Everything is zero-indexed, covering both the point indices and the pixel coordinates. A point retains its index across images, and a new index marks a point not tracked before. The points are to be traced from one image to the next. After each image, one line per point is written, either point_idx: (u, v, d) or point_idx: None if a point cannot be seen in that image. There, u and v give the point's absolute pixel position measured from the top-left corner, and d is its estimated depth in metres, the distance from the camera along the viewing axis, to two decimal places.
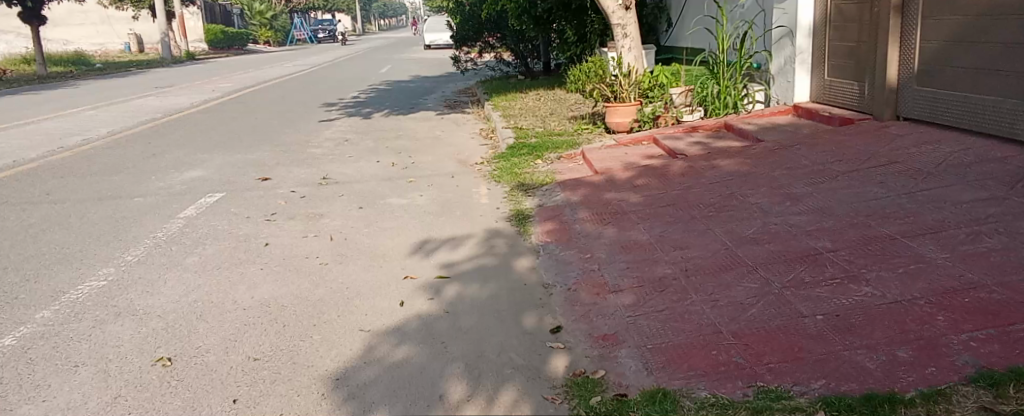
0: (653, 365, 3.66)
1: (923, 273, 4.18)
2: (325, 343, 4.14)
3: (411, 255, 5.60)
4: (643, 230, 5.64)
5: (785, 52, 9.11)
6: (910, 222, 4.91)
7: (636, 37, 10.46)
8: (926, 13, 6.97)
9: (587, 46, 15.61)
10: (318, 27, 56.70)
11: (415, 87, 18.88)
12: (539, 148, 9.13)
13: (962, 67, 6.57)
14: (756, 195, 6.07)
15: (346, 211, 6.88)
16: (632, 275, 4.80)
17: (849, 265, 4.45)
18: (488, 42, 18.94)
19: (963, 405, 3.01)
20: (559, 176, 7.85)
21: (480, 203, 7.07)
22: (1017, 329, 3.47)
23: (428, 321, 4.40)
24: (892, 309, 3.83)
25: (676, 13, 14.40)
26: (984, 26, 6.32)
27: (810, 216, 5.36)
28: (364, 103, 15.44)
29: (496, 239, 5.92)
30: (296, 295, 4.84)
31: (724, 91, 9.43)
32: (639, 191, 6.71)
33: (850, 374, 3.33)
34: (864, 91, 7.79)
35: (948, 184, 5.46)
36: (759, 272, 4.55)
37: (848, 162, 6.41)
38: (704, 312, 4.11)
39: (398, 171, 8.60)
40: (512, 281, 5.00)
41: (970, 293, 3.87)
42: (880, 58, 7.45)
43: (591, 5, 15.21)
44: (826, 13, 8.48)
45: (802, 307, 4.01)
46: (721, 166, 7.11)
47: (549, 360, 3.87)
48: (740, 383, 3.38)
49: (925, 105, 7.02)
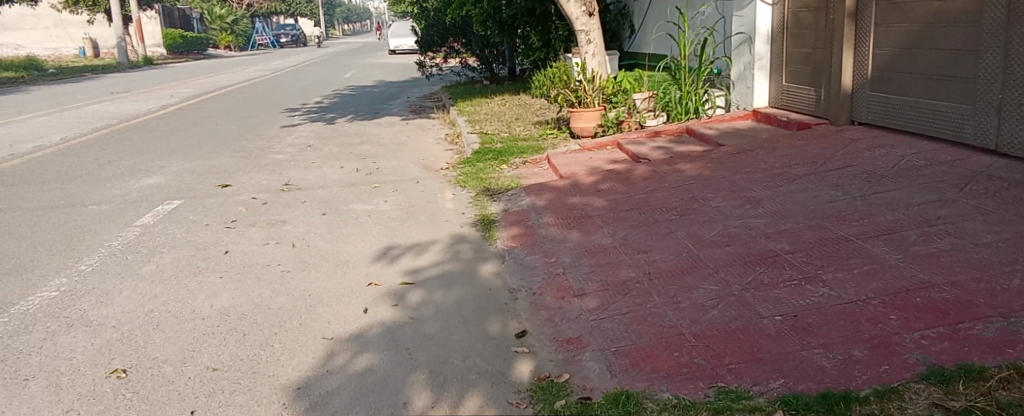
0: (617, 367, 3.69)
1: (877, 273, 4.28)
2: (286, 352, 4.10)
3: (375, 262, 5.58)
4: (607, 234, 5.69)
5: (744, 58, 9.26)
6: (864, 223, 5.03)
7: (599, 43, 10.56)
8: (878, 20, 7.15)
9: (552, 51, 15.67)
10: (280, 32, 56.19)
11: (379, 92, 18.79)
12: (504, 153, 9.15)
13: (912, 72, 6.75)
14: (717, 198, 6.16)
15: (308, 217, 6.83)
16: (596, 279, 4.84)
17: (807, 266, 4.54)
18: (453, 47, 18.88)
19: (915, 402, 3.08)
20: (524, 181, 7.87)
21: (446, 208, 7.07)
22: (966, 327, 3.57)
23: (392, 329, 4.38)
24: (847, 309, 3.92)
25: (639, 19, 14.52)
26: (932, 33, 6.51)
27: (769, 219, 5.45)
28: (326, 108, 15.32)
29: (461, 245, 5.92)
30: (258, 303, 4.78)
31: (686, 96, 9.61)
32: (603, 196, 6.77)
33: (807, 373, 3.39)
34: (821, 96, 7.95)
35: (901, 187, 5.60)
36: (720, 274, 4.62)
37: (805, 165, 6.54)
38: (667, 315, 4.17)
39: (361, 177, 8.55)
40: (477, 286, 5.01)
41: (922, 292, 3.97)
42: (835, 64, 7.62)
43: (556, 11, 15.27)
44: (783, 20, 8.66)
45: (762, 308, 4.08)
46: (683, 170, 7.20)
47: (514, 365, 3.89)
48: (701, 384, 3.42)
49: (879, 110, 7.20)
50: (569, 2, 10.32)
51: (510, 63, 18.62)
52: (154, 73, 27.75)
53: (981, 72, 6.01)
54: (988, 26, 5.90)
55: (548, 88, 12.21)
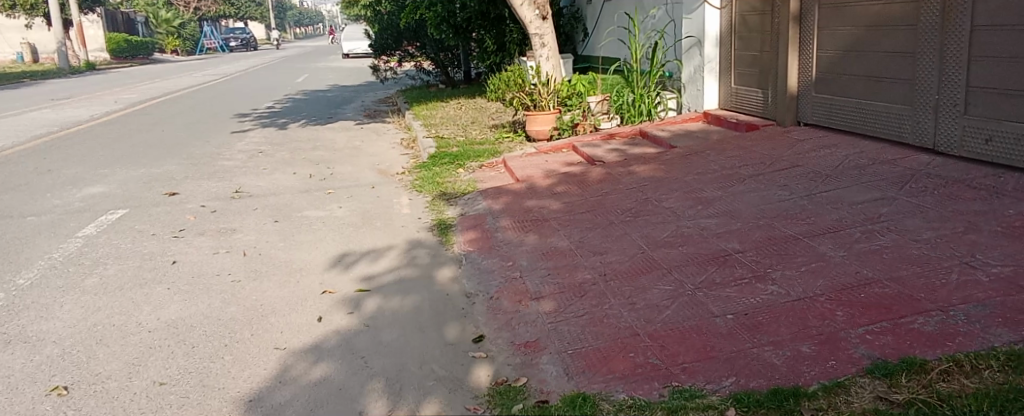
0: (573, 370, 3.71)
1: (823, 270, 4.39)
2: (237, 364, 4.04)
3: (329, 269, 5.52)
4: (564, 236, 5.72)
5: (695, 61, 9.42)
6: (811, 222, 5.15)
7: (553, 46, 10.62)
8: (821, 23, 7.34)
9: (507, 55, 15.62)
10: (229, 36, 55.34)
11: (332, 96, 18.60)
12: (461, 157, 9.14)
13: (855, 74, 6.94)
14: (670, 199, 6.24)
15: (260, 225, 6.73)
16: (553, 282, 4.86)
17: (757, 265, 4.63)
18: (407, 50, 18.73)
19: (861, 395, 3.16)
20: (480, 184, 7.88)
21: (402, 213, 7.03)
22: (908, 321, 3.68)
23: (347, 337, 4.34)
24: (795, 306, 4.02)
25: (593, 22, 14.61)
26: (872, 36, 6.70)
27: (720, 219, 5.54)
28: (278, 113, 15.10)
29: (418, 250, 5.90)
30: (206, 314, 4.70)
31: (639, 99, 9.66)
32: (559, 198, 6.81)
33: (758, 370, 3.46)
34: (768, 98, 8.13)
35: (846, 185, 5.75)
36: (673, 274, 4.68)
37: (755, 166, 6.67)
38: (622, 316, 4.21)
39: (315, 183, 8.46)
40: (434, 291, 5.00)
41: (866, 288, 4.08)
42: (781, 67, 7.81)
43: (510, 15, 15.24)
44: (731, 23, 8.82)
45: (714, 307, 4.15)
46: (637, 172, 7.28)
47: (472, 371, 3.89)
48: (656, 384, 3.47)
49: (824, 111, 7.39)
50: (522, 6, 10.38)
51: (465, 66, 18.58)
52: (98, 78, 27.06)
53: (917, 74, 6.20)
54: (923, 29, 6.09)
55: (503, 92, 12.22)
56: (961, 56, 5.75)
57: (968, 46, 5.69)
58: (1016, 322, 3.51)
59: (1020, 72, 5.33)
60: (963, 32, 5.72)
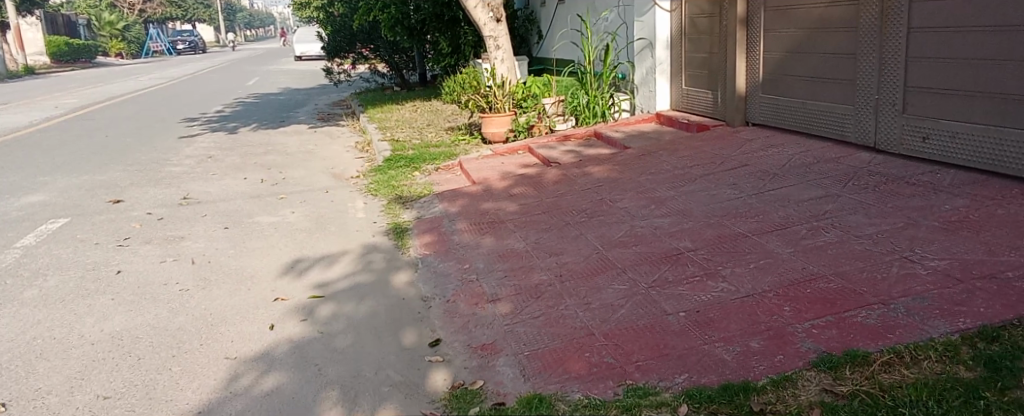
0: (530, 371, 3.73)
1: (771, 267, 4.48)
2: (186, 375, 3.97)
3: (282, 276, 5.45)
4: (519, 238, 5.74)
5: (646, 63, 9.55)
6: (759, 220, 5.26)
7: (507, 48, 10.66)
8: (767, 26, 7.50)
9: (462, 57, 15.66)
10: (177, 38, 54.22)
11: (285, 100, 18.35)
12: (416, 160, 9.11)
13: (800, 75, 7.11)
14: (624, 199, 6.31)
15: (209, 232, 6.62)
16: (509, 284, 4.87)
17: (708, 263, 4.70)
18: (361, 53, 18.48)
19: (808, 388, 3.24)
20: (437, 187, 7.87)
21: (357, 218, 6.98)
22: (852, 315, 3.78)
23: (301, 345, 4.30)
24: (745, 302, 4.10)
25: (546, 24, 14.72)
26: (814, 38, 6.87)
27: (672, 218, 5.63)
28: (227, 117, 14.85)
29: (373, 255, 5.86)
30: (153, 325, 4.60)
31: (594, 100, 9.76)
32: (515, 200, 6.83)
33: (709, 367, 3.52)
34: (718, 99, 8.27)
35: (792, 184, 5.88)
36: (628, 273, 4.74)
37: (705, 166, 6.78)
38: (578, 316, 4.25)
39: (266, 188, 8.34)
40: (390, 296, 4.97)
41: (812, 284, 4.18)
42: (729, 68, 7.96)
43: (464, 17, 15.38)
44: (681, 26, 8.95)
45: (666, 305, 4.21)
46: (592, 173, 7.35)
47: (428, 375, 3.89)
48: (611, 383, 3.50)
49: (771, 111, 7.55)
50: (476, 8, 10.40)
51: (420, 68, 18.52)
52: (37, 83, 26.25)
53: (858, 74, 6.37)
54: (862, 31, 6.26)
55: (458, 94, 12.19)
56: (899, 56, 5.93)
57: (906, 47, 5.87)
58: (953, 313, 3.62)
59: (954, 72, 5.52)
60: (901, 34, 5.90)
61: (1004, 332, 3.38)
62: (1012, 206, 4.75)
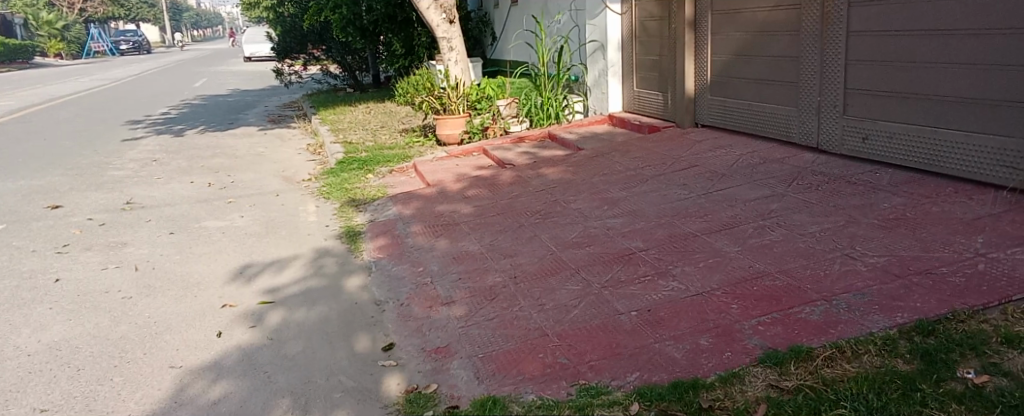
0: (483, 373, 3.74)
1: (719, 266, 4.57)
2: (128, 385, 3.88)
3: (230, 282, 5.36)
4: (474, 240, 5.74)
5: (599, 66, 9.65)
6: (708, 219, 5.35)
7: (461, 50, 10.65)
8: (714, 29, 7.63)
9: (416, 58, 15.59)
10: (121, 38, 52.86)
11: (233, 102, 18.04)
12: (370, 162, 9.04)
13: (746, 77, 7.25)
14: (577, 201, 6.36)
15: (153, 237, 6.47)
16: (463, 286, 4.87)
17: (659, 262, 4.77)
18: (312, 54, 18.34)
19: (755, 384, 3.31)
20: (391, 189, 7.82)
21: (309, 221, 6.90)
22: (797, 311, 3.87)
23: (250, 352, 4.24)
24: (694, 300, 4.17)
25: (500, 27, 14.76)
26: (759, 41, 7.01)
27: (624, 219, 5.69)
28: (173, 120, 14.54)
29: (325, 259, 5.81)
30: (94, 334, 4.49)
31: (547, 102, 9.79)
32: (469, 202, 6.84)
33: (660, 365, 3.57)
34: (668, 101, 8.39)
35: (740, 184, 6.00)
36: (581, 274, 4.78)
37: (656, 167, 6.88)
38: (532, 317, 4.27)
39: (214, 192, 8.19)
40: (343, 301, 4.93)
41: (759, 281, 4.27)
42: (679, 70, 8.07)
43: (417, 19, 15.34)
44: (631, 29, 9.06)
45: (619, 304, 4.26)
46: (546, 174, 7.39)
47: (381, 380, 3.87)
48: (564, 383, 3.53)
49: (720, 113, 7.70)
50: (429, 10, 10.37)
51: (373, 70, 18.42)
52: None
53: (801, 76, 6.53)
54: (804, 34, 6.42)
55: (412, 96, 12.12)
56: (840, 59, 6.10)
57: (846, 51, 6.05)
58: (892, 308, 3.74)
59: (892, 74, 5.69)
60: (841, 37, 6.07)
61: (939, 325, 3.50)
62: (947, 203, 4.92)
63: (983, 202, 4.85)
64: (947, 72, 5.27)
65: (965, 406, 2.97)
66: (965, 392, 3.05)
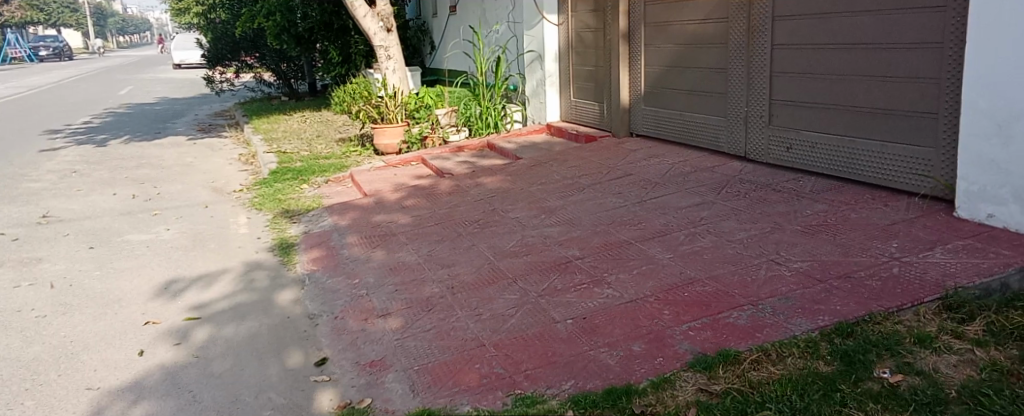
0: (419, 386, 3.71)
1: (653, 273, 4.64)
2: (41, 409, 3.75)
3: (155, 298, 5.21)
4: (411, 250, 5.70)
5: (537, 75, 9.72)
6: (641, 227, 5.44)
7: (399, 58, 10.59)
8: (648, 41, 7.78)
9: (353, 66, 15.54)
10: (41, 43, 50.88)
11: (161, 110, 17.56)
12: (305, 172, 8.91)
13: (677, 88, 7.41)
14: (515, 210, 6.39)
15: (71, 252, 6.25)
16: (399, 297, 4.83)
17: (595, 270, 4.83)
18: (245, 61, 17.92)
19: (685, 388, 3.37)
20: (326, 200, 7.71)
21: (238, 233, 6.75)
22: (725, 316, 3.96)
23: (174, 371, 4.12)
24: (628, 307, 4.23)
25: (438, 36, 14.76)
26: (689, 53, 7.17)
27: (561, 227, 5.74)
28: (96, 129, 14.06)
29: (255, 272, 5.69)
30: (4, 356, 4.32)
31: (486, 112, 9.83)
32: (408, 212, 6.79)
33: (595, 372, 3.61)
34: (604, 111, 8.51)
35: (673, 192, 6.12)
36: (518, 283, 4.79)
37: (592, 175, 6.96)
38: (468, 327, 4.26)
39: (138, 204, 7.95)
40: (274, 315, 4.83)
41: (690, 287, 4.36)
42: (614, 81, 8.19)
43: (354, 26, 15.23)
44: (568, 40, 9.16)
45: (555, 313, 4.29)
46: (484, 184, 7.40)
47: (313, 396, 3.81)
48: (500, 394, 3.53)
49: (653, 123, 7.85)
50: (365, 18, 10.30)
51: (309, 78, 18.18)
52: None
53: (729, 88, 6.70)
54: (732, 47, 6.60)
55: (349, 105, 12.02)
56: (765, 71, 6.29)
57: (770, 63, 6.25)
58: (814, 311, 3.86)
59: (814, 86, 5.89)
60: (766, 50, 6.26)
61: (858, 327, 3.63)
62: (866, 210, 5.12)
63: (898, 208, 5.06)
64: (865, 84, 5.46)
65: (881, 405, 3.09)
66: (882, 391, 3.17)
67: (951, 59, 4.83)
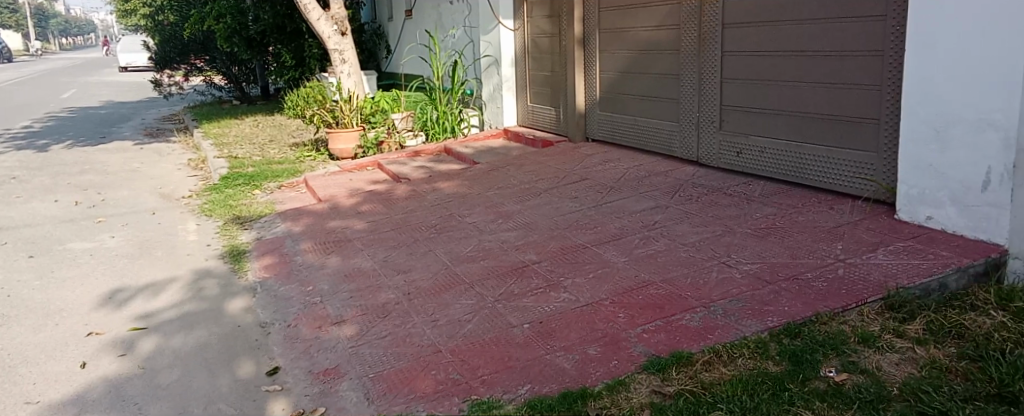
0: (374, 394, 3.69)
1: (608, 276, 4.69)
2: None
3: (99, 307, 5.10)
4: (367, 256, 5.67)
5: (493, 80, 9.75)
6: (597, 231, 5.50)
7: (354, 62, 10.50)
8: (602, 47, 7.87)
9: (307, 70, 15.14)
10: None
11: (107, 114, 17.16)
12: (257, 177, 8.79)
13: (631, 94, 7.51)
14: (472, 214, 6.39)
15: (11, 262, 6.08)
16: (355, 304, 4.80)
17: (551, 274, 4.85)
18: (194, 64, 17.68)
19: (639, 390, 3.41)
20: (279, 206, 7.62)
21: (188, 240, 6.64)
22: (678, 318, 4.02)
23: (119, 383, 4.05)
24: (584, 311, 4.26)
25: (394, 41, 14.71)
26: (643, 59, 7.27)
27: (518, 232, 5.76)
28: (38, 134, 13.70)
29: (205, 280, 5.60)
30: None
31: (443, 116, 9.86)
32: (364, 217, 6.75)
33: (551, 376, 3.63)
34: (560, 116, 8.58)
35: (628, 196, 6.19)
36: (475, 289, 4.79)
37: (549, 180, 7.00)
38: (424, 334, 4.25)
39: (81, 211, 7.76)
40: (224, 324, 4.77)
41: (644, 290, 4.42)
42: (570, 87, 8.26)
43: (308, 29, 14.91)
44: (524, 45, 9.21)
45: (512, 317, 4.30)
46: (441, 189, 7.39)
47: (265, 407, 3.77)
48: (456, 400, 3.53)
49: (608, 128, 7.93)
50: (319, 21, 10.25)
51: (262, 81, 17.72)
52: None
53: (681, 94, 6.81)
54: (684, 53, 6.71)
55: (303, 109, 11.90)
56: (716, 78, 6.41)
57: (721, 70, 6.36)
58: (763, 312, 3.94)
59: (763, 93, 6.01)
60: (717, 57, 6.38)
61: (805, 328, 3.72)
62: (813, 213, 5.24)
63: (844, 211, 5.19)
64: (811, 91, 5.60)
65: (827, 404, 3.18)
66: (827, 390, 3.26)
67: (892, 67, 4.97)
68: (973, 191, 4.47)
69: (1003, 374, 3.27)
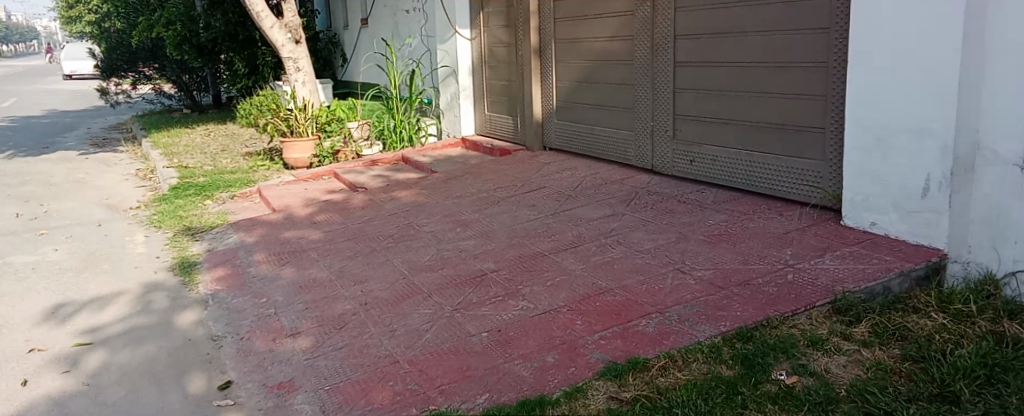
0: (329, 406, 3.66)
1: (566, 284, 4.72)
2: None
3: (42, 323, 4.97)
4: (323, 267, 5.62)
5: (450, 90, 9.77)
6: (555, 239, 5.53)
7: (309, 71, 10.41)
8: (558, 57, 7.93)
9: (260, 78, 15.08)
10: None
11: (51, 124, 16.72)
12: (208, 188, 8.64)
13: (587, 103, 7.59)
14: (430, 223, 6.37)
15: None
16: (311, 315, 4.75)
17: (509, 283, 4.86)
18: (143, 72, 17.35)
19: (596, 397, 3.44)
20: (232, 216, 7.51)
21: (136, 252, 6.50)
22: (634, 324, 4.07)
23: (63, 401, 3.95)
24: (542, 319, 4.28)
25: (350, 48, 14.61)
26: (598, 69, 7.35)
27: (475, 241, 5.77)
28: None
29: (153, 293, 5.48)
30: None
31: (400, 125, 9.78)
32: (320, 227, 6.68)
33: (509, 384, 3.64)
34: (518, 125, 8.62)
35: (584, 204, 6.24)
36: (433, 298, 4.78)
37: (506, 188, 7.02)
38: (382, 344, 4.22)
39: (23, 223, 7.55)
40: (173, 338, 4.68)
41: (601, 297, 4.45)
42: (527, 96, 8.31)
43: (261, 37, 14.77)
44: (481, 55, 9.23)
45: (470, 326, 4.30)
46: (398, 198, 7.37)
47: None
48: (414, 410, 3.52)
49: (565, 137, 7.99)
50: (273, 29, 10.08)
51: (213, 90, 17.50)
52: None
53: (635, 103, 6.91)
54: (638, 63, 6.81)
55: (256, 117, 11.73)
56: (669, 88, 6.52)
57: (673, 80, 6.47)
58: (716, 318, 4.00)
59: (714, 102, 6.13)
60: (669, 68, 6.48)
61: (756, 332, 3.80)
62: (765, 219, 5.35)
63: (794, 218, 5.32)
64: (759, 100, 5.73)
65: (777, 406, 3.26)
66: (778, 392, 3.34)
67: (836, 77, 5.11)
68: (914, 197, 4.61)
69: (944, 374, 3.37)
